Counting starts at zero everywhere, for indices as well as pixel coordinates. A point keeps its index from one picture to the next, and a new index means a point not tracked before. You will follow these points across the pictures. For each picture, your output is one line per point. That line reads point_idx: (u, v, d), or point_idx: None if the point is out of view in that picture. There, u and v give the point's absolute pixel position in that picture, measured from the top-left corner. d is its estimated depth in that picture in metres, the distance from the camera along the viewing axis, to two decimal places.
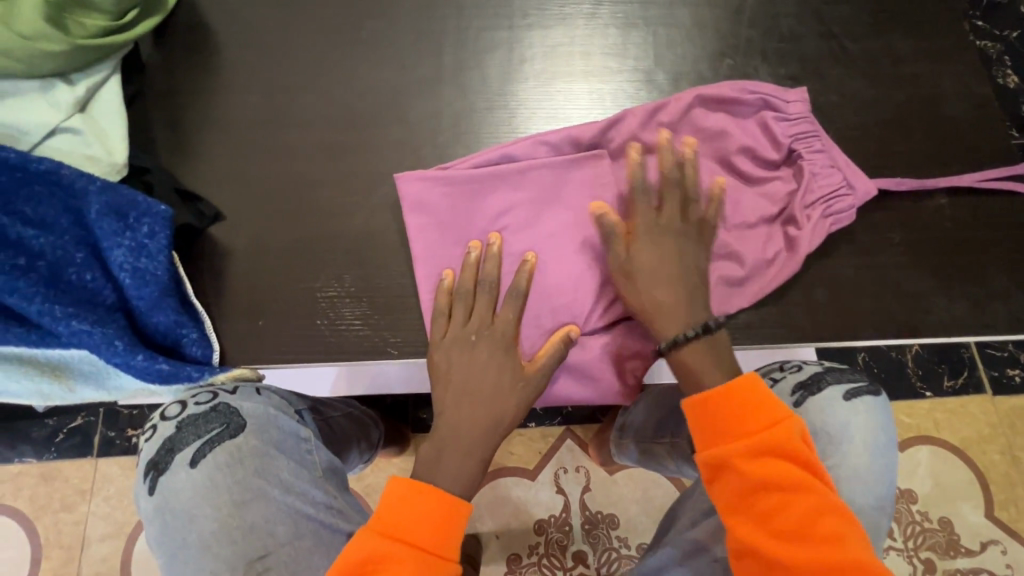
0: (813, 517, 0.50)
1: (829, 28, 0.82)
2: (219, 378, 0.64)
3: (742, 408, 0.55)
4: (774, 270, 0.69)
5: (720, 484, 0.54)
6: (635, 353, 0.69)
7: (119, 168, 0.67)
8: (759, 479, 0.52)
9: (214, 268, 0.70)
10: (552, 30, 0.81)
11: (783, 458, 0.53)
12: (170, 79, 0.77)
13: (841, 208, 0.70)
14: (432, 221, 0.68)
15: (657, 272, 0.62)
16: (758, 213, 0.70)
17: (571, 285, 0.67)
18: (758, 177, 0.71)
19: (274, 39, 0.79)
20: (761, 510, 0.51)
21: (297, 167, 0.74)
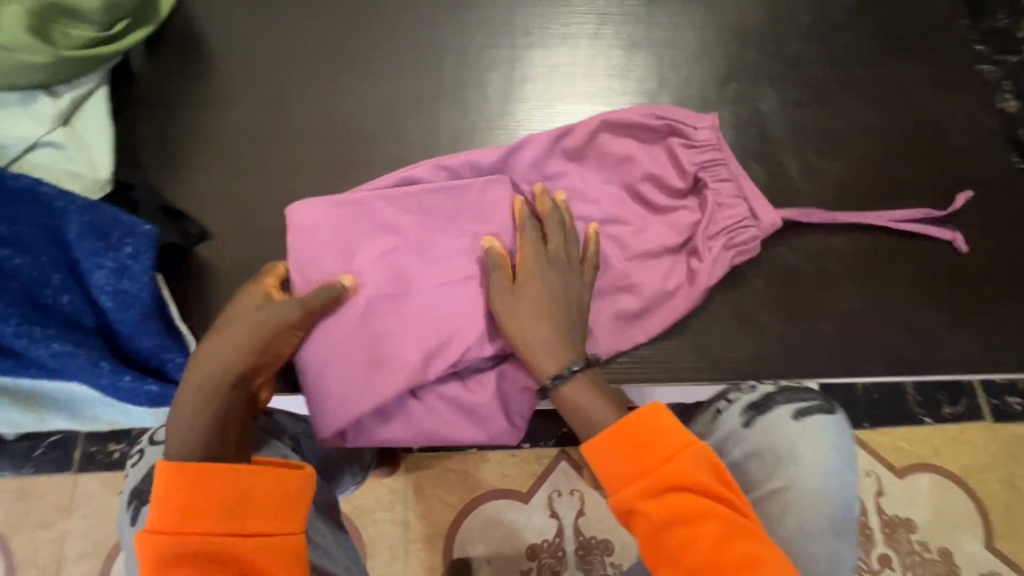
0: (724, 547, 0.48)
1: (835, 54, 0.80)
2: None
3: (637, 438, 0.52)
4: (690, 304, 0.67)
5: (636, 531, 0.51)
6: (526, 390, 0.65)
7: (102, 183, 0.64)
8: (665, 519, 0.49)
9: (198, 289, 0.67)
10: (554, 49, 0.79)
11: (685, 487, 0.50)
12: (161, 90, 0.75)
13: (745, 241, 0.68)
14: (319, 242, 0.63)
15: (540, 302, 0.58)
16: (660, 242, 0.68)
17: (462, 313, 0.62)
18: (664, 206, 0.69)
19: (269, 52, 0.77)
20: (673, 548, 0.49)
21: (288, 184, 0.72)
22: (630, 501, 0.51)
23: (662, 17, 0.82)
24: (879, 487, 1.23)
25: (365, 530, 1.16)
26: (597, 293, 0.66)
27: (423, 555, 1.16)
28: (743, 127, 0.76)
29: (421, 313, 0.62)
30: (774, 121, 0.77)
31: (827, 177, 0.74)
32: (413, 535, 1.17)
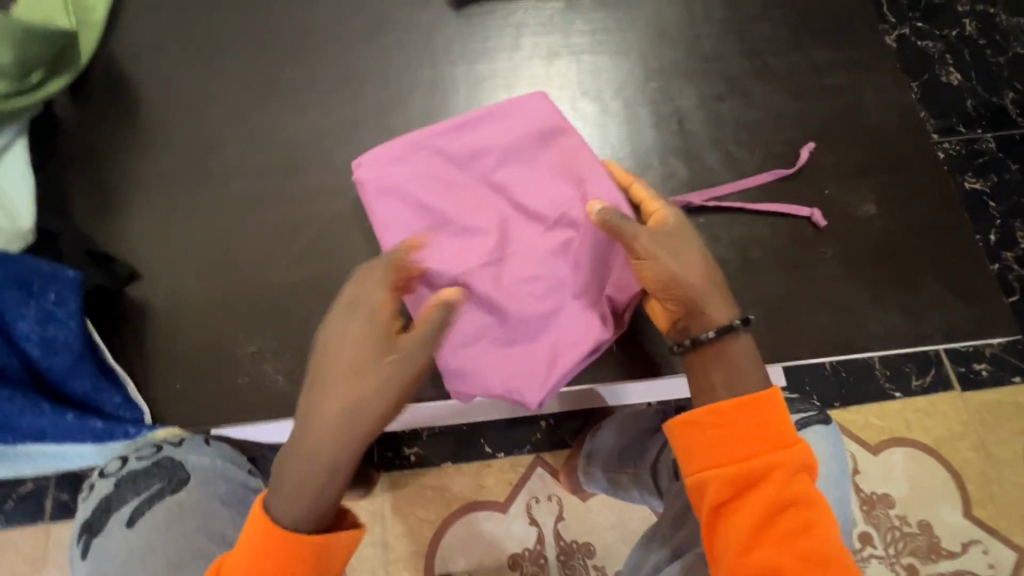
0: (827, 536, 0.55)
1: (751, 46, 0.82)
2: (158, 434, 0.64)
3: (770, 422, 0.57)
4: (585, 322, 0.65)
5: (739, 508, 0.56)
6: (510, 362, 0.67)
7: (24, 234, 0.65)
8: (779, 501, 0.55)
9: (132, 329, 0.67)
10: (476, 64, 0.81)
11: (800, 477, 0.56)
12: (88, 137, 0.75)
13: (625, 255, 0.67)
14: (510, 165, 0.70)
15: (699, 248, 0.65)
16: (524, 237, 0.68)
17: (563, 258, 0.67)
18: (522, 199, 0.69)
19: (193, 90, 0.78)
20: (783, 533, 0.55)
21: (219, 218, 0.73)
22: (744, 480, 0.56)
23: (580, 24, 0.83)
24: (854, 465, 1.24)
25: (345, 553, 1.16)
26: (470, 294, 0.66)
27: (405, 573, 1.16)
28: (664, 125, 0.78)
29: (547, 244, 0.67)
30: (694, 116, 0.78)
31: (748, 166, 0.76)
32: (394, 554, 1.17)
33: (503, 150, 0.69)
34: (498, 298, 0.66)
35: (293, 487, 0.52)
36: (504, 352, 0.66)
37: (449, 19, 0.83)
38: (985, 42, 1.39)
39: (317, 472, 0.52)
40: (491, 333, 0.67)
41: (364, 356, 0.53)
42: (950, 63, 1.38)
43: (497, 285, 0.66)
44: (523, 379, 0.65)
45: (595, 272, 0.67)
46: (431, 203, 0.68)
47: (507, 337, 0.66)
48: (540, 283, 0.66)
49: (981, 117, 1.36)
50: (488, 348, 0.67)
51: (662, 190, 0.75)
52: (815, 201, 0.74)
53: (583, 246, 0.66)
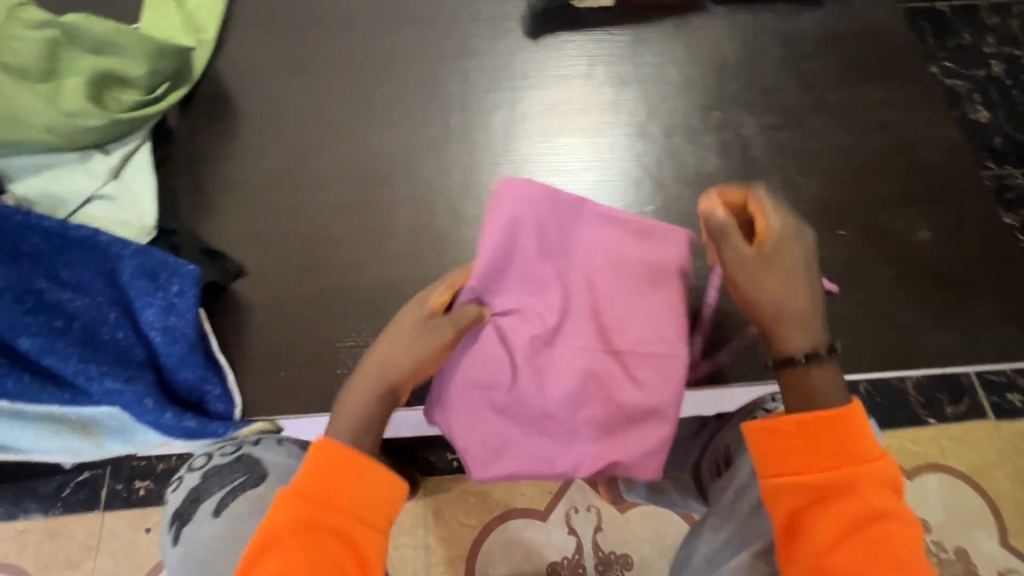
0: (906, 564, 0.52)
1: (806, 81, 0.88)
2: (241, 433, 0.67)
3: (823, 408, 0.59)
4: (583, 447, 0.67)
5: (817, 516, 0.55)
6: (481, 426, 0.67)
7: (150, 229, 0.71)
8: (853, 515, 0.54)
9: (236, 323, 0.72)
10: (551, 89, 0.87)
11: (862, 478, 0.56)
12: (196, 144, 0.82)
13: (636, 454, 0.66)
14: (603, 264, 0.68)
15: (790, 271, 0.62)
16: (585, 341, 0.66)
17: (595, 370, 0.66)
18: (608, 301, 0.67)
19: (294, 106, 0.85)
20: (853, 562, 0.53)
21: (315, 223, 0.78)
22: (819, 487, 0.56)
23: (647, 56, 0.90)
24: None
25: (396, 553, 1.18)
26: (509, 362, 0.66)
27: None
28: (728, 151, 0.83)
29: (594, 365, 0.66)
30: (755, 144, 0.84)
31: (809, 192, 0.81)
32: (435, 557, 1.19)
33: (613, 258, 0.68)
34: (529, 386, 0.66)
35: (352, 408, 0.61)
36: (490, 416, 0.67)
37: (527, 48, 0.89)
38: (1012, 83, 1.45)
39: (362, 403, 0.61)
40: (500, 421, 0.67)
41: (402, 329, 0.63)
42: (978, 101, 1.43)
43: (531, 363, 0.66)
44: (485, 452, 0.67)
45: (625, 412, 0.66)
46: (536, 261, 0.66)
47: (518, 420, 0.67)
48: (569, 394, 0.65)
49: (1011, 153, 1.40)
50: (490, 426, 0.67)
51: None
52: (871, 226, 0.79)
53: (629, 391, 0.66)
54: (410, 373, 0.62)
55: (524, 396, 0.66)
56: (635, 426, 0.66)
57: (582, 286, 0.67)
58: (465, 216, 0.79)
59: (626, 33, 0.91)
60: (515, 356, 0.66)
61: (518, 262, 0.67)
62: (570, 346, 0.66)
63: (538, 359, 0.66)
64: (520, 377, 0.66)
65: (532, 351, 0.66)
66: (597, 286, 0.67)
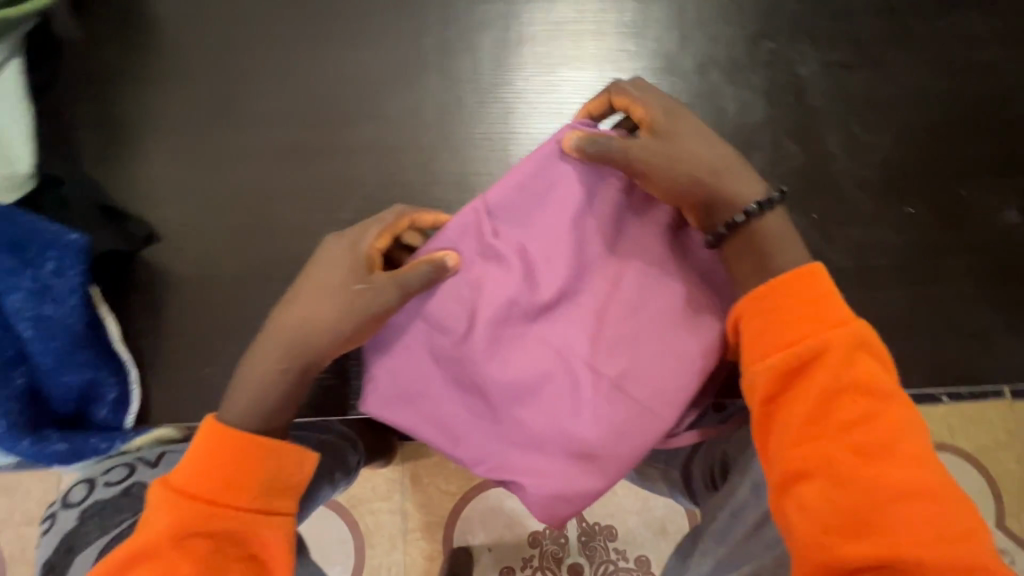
0: (879, 454, 0.41)
1: (889, 3, 0.68)
2: (133, 446, 0.54)
3: (815, 316, 0.44)
4: (503, 442, 0.50)
5: (794, 399, 0.43)
6: (404, 375, 0.50)
7: (24, 179, 0.55)
8: (846, 381, 0.42)
9: (152, 303, 0.58)
10: (558, 3, 0.67)
11: (882, 400, 0.43)
12: (92, 62, 0.63)
13: (544, 482, 0.48)
14: (615, 275, 0.49)
15: (701, 140, 0.49)
16: (567, 336, 0.49)
17: (560, 368, 0.48)
18: (609, 310, 0.49)
19: (218, 12, 0.65)
20: (842, 420, 0.42)
21: (249, 173, 0.62)
22: (823, 354, 0.43)
23: None
24: None
25: (359, 521, 0.89)
26: (466, 328, 0.49)
27: (421, 546, 0.88)
28: (780, 97, 0.65)
29: (558, 370, 0.48)
30: (815, 87, 0.66)
31: (876, 155, 0.64)
32: None
33: (625, 270, 0.50)
34: (479, 349, 0.48)
35: (254, 387, 0.47)
36: (423, 368, 0.50)
37: None
38: None
39: (263, 384, 0.47)
40: (431, 381, 0.50)
41: (315, 291, 0.48)
42: None
43: (489, 329, 0.48)
44: (406, 408, 0.51)
45: (556, 437, 0.48)
46: (549, 208, 0.49)
47: (453, 380, 0.50)
48: (511, 377, 0.48)
49: None
50: (414, 381, 0.50)
51: (771, 177, 0.63)
52: (949, 204, 0.63)
53: (583, 426, 0.48)
54: (336, 344, 0.48)
55: (465, 358, 0.49)
56: (558, 459, 0.48)
57: (583, 270, 0.49)
58: (441, 172, 0.62)
59: None
60: (477, 324, 0.48)
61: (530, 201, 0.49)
62: (548, 329, 0.49)
63: (502, 340, 0.49)
64: (471, 336, 0.49)
65: (506, 316, 0.49)
66: (617, 259, 0.50)
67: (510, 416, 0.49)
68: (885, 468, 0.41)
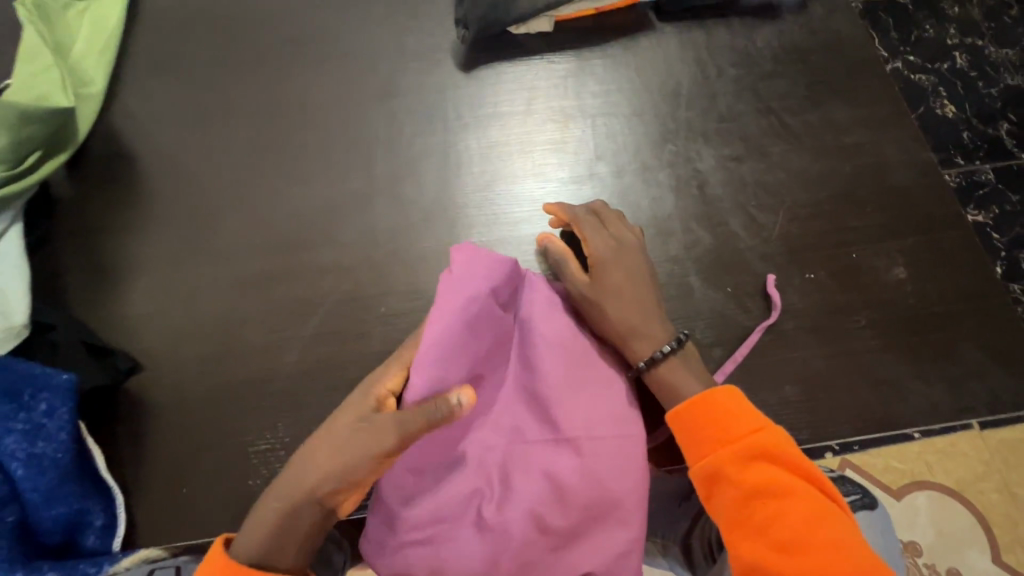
0: (801, 546, 0.50)
1: (766, 104, 0.81)
2: (120, 566, 0.57)
3: (717, 432, 0.55)
4: (537, 541, 0.53)
5: (717, 502, 0.54)
6: (433, 517, 0.53)
7: (19, 329, 0.61)
8: (753, 486, 0.52)
9: (136, 430, 0.63)
10: (489, 129, 0.79)
11: (797, 498, 0.52)
12: (83, 217, 0.72)
13: (613, 551, 0.54)
14: (546, 350, 0.57)
15: (626, 292, 0.61)
16: (525, 419, 0.56)
17: (539, 455, 0.55)
18: (554, 384, 0.56)
19: (196, 162, 0.75)
20: (759, 520, 0.52)
21: (223, 300, 0.69)
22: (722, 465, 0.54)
23: (593, 85, 0.82)
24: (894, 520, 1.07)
25: None
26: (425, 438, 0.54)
27: None
28: (685, 190, 0.76)
29: (538, 457, 0.55)
30: (714, 179, 0.77)
31: (774, 232, 0.74)
32: None
33: (557, 345, 0.58)
34: (463, 461, 0.54)
35: (257, 535, 0.51)
36: (448, 496, 0.54)
37: (460, 82, 0.81)
38: (976, 75, 1.34)
39: (295, 529, 0.51)
40: (447, 509, 0.53)
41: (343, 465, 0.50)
42: (944, 95, 1.32)
43: (469, 443, 0.55)
44: (453, 544, 0.53)
45: (595, 508, 0.54)
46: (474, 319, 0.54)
47: (472, 522, 0.53)
48: (517, 486, 0.54)
49: (978, 149, 1.29)
50: (427, 517, 0.53)
51: (687, 259, 0.72)
52: (843, 267, 0.72)
53: (584, 485, 0.54)
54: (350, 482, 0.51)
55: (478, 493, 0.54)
56: (606, 523, 0.55)
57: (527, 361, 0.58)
58: (395, 283, 0.70)
59: (567, 61, 0.83)
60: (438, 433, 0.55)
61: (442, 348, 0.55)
62: (516, 423, 0.56)
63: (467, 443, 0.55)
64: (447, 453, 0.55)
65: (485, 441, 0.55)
66: (556, 337, 0.58)
67: (533, 516, 0.53)
68: (806, 561, 0.49)
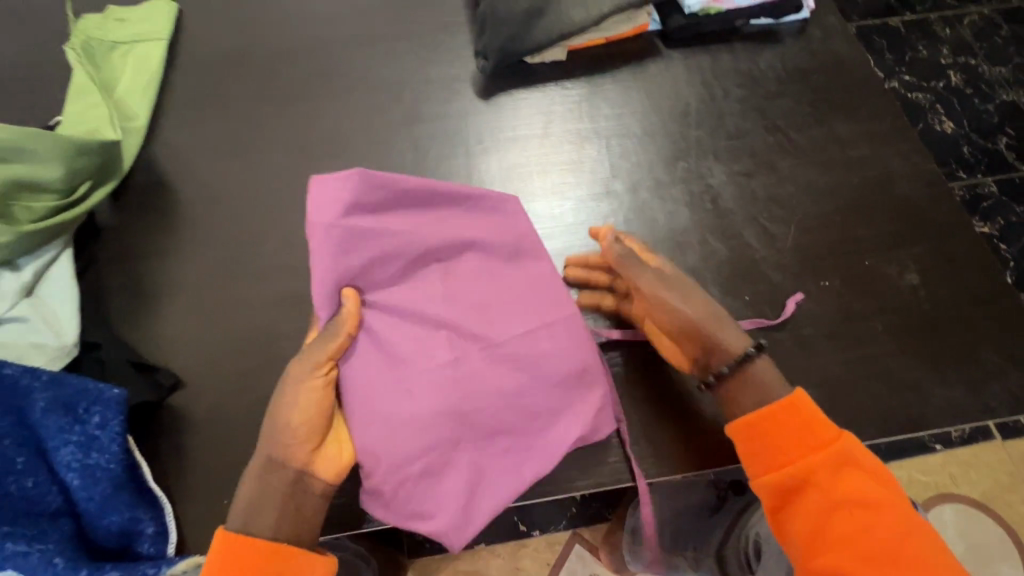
0: (880, 556, 0.53)
1: (773, 122, 0.85)
2: (176, 570, 0.57)
3: (802, 442, 0.58)
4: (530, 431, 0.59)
5: (798, 509, 0.57)
6: (419, 465, 0.57)
7: (69, 349, 0.64)
8: (840, 497, 0.56)
9: (176, 445, 0.65)
10: (508, 152, 0.83)
11: (881, 510, 0.55)
12: (126, 242, 0.76)
13: (595, 412, 0.60)
14: (455, 275, 0.60)
15: (688, 302, 0.63)
16: (459, 341, 0.58)
17: (492, 370, 0.58)
18: (475, 299, 0.59)
19: (232, 189, 0.79)
20: (842, 529, 0.55)
21: (259, 318, 0.72)
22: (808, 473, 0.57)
23: (605, 108, 0.86)
24: None
25: None
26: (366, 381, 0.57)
27: None
28: (699, 204, 0.79)
29: (490, 371, 0.58)
30: (726, 193, 0.80)
31: (788, 242, 0.76)
32: None
33: (474, 266, 0.61)
34: (421, 396, 0.56)
35: (249, 513, 0.55)
36: (422, 436, 0.56)
37: (480, 108, 0.86)
38: (972, 91, 1.39)
39: (280, 501, 0.56)
40: (429, 438, 0.56)
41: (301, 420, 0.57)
42: (943, 112, 1.36)
43: (419, 381, 0.57)
44: (457, 474, 0.58)
45: (563, 379, 0.59)
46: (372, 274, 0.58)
47: (466, 443, 0.58)
48: (493, 395, 0.58)
49: (979, 162, 1.32)
50: (414, 459, 0.57)
51: (704, 269, 0.75)
52: (856, 275, 0.74)
53: (541, 367, 0.59)
54: (304, 431, 0.57)
55: (458, 410, 0.57)
56: (578, 388, 0.60)
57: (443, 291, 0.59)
58: None
59: (579, 86, 0.87)
60: (381, 374, 0.57)
61: (367, 284, 0.58)
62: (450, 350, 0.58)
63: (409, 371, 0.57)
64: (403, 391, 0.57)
65: (448, 362, 0.57)
66: (463, 265, 0.60)
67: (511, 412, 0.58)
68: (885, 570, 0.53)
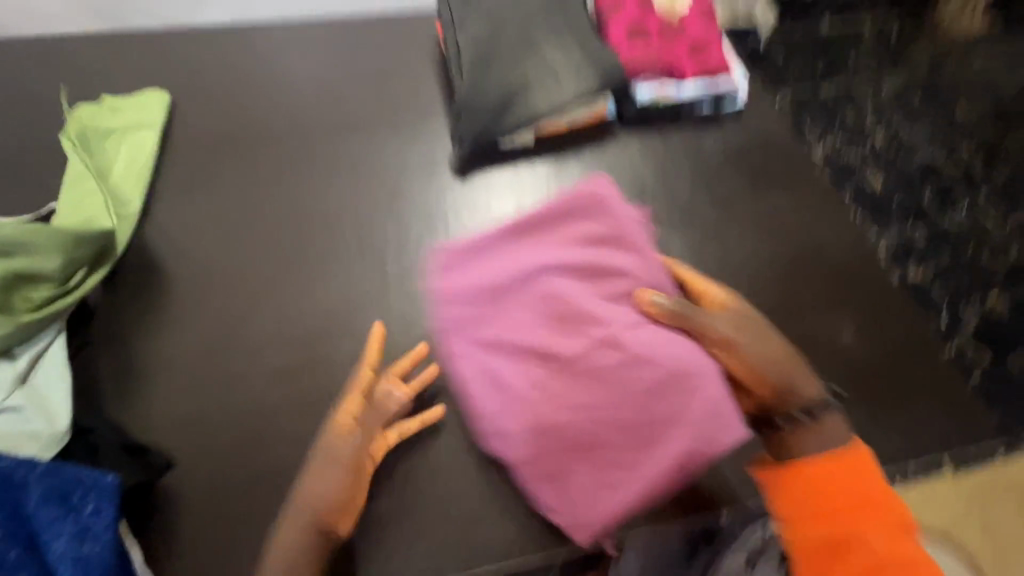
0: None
1: (719, 196, 0.96)
2: None
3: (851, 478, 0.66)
4: (643, 441, 0.67)
5: (828, 550, 0.64)
6: (545, 475, 0.68)
7: (60, 435, 0.66)
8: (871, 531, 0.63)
9: (168, 527, 0.66)
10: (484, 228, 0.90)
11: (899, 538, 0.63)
12: (117, 324, 0.78)
13: (697, 423, 0.66)
14: (523, 309, 0.74)
15: (761, 343, 0.74)
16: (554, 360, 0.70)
17: (589, 387, 0.69)
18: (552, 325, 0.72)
19: (223, 269, 0.84)
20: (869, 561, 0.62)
21: (250, 394, 0.74)
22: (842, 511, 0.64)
23: (571, 186, 0.95)
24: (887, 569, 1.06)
25: None
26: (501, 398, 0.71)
27: None
28: None
29: (592, 385, 0.69)
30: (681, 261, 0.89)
31: None
32: None
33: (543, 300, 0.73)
34: (543, 409, 0.69)
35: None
36: (555, 447, 0.68)
37: (457, 188, 0.93)
38: None
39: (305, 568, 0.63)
40: (557, 451, 0.68)
41: (341, 493, 0.66)
42: None
43: (544, 395, 0.70)
44: (591, 480, 0.67)
45: (671, 383, 0.67)
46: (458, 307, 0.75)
47: (577, 449, 0.68)
48: (570, 397, 0.69)
49: None
50: (551, 467, 0.68)
51: None
52: (800, 333, 0.83)
53: (626, 377, 0.68)
54: (339, 498, 0.66)
55: (561, 428, 0.69)
56: (678, 395, 0.67)
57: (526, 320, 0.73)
58: None
59: (547, 167, 0.97)
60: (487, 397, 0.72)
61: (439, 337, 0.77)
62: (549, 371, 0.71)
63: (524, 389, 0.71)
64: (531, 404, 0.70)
65: (539, 379, 0.71)
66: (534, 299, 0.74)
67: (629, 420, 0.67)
68: None
